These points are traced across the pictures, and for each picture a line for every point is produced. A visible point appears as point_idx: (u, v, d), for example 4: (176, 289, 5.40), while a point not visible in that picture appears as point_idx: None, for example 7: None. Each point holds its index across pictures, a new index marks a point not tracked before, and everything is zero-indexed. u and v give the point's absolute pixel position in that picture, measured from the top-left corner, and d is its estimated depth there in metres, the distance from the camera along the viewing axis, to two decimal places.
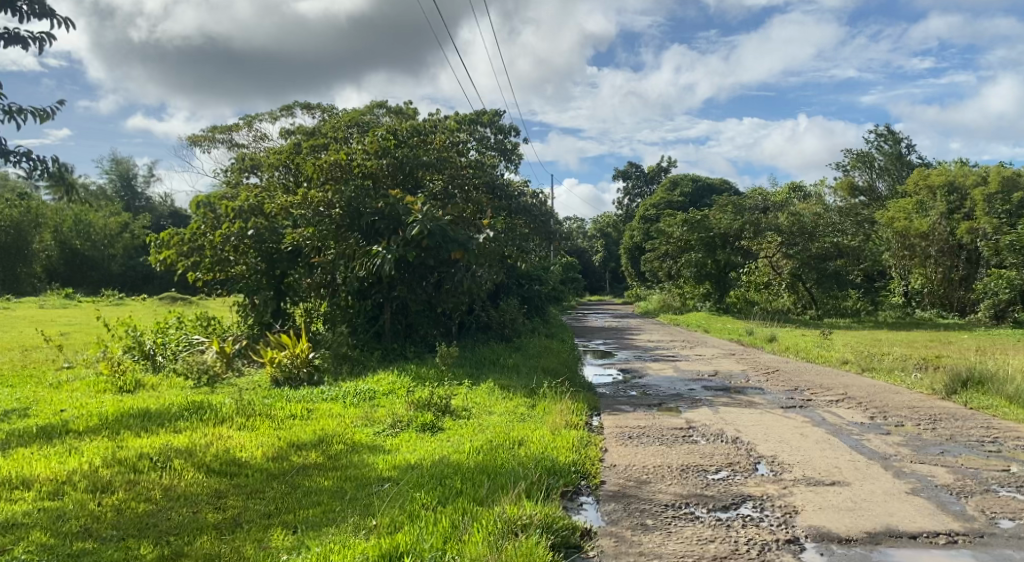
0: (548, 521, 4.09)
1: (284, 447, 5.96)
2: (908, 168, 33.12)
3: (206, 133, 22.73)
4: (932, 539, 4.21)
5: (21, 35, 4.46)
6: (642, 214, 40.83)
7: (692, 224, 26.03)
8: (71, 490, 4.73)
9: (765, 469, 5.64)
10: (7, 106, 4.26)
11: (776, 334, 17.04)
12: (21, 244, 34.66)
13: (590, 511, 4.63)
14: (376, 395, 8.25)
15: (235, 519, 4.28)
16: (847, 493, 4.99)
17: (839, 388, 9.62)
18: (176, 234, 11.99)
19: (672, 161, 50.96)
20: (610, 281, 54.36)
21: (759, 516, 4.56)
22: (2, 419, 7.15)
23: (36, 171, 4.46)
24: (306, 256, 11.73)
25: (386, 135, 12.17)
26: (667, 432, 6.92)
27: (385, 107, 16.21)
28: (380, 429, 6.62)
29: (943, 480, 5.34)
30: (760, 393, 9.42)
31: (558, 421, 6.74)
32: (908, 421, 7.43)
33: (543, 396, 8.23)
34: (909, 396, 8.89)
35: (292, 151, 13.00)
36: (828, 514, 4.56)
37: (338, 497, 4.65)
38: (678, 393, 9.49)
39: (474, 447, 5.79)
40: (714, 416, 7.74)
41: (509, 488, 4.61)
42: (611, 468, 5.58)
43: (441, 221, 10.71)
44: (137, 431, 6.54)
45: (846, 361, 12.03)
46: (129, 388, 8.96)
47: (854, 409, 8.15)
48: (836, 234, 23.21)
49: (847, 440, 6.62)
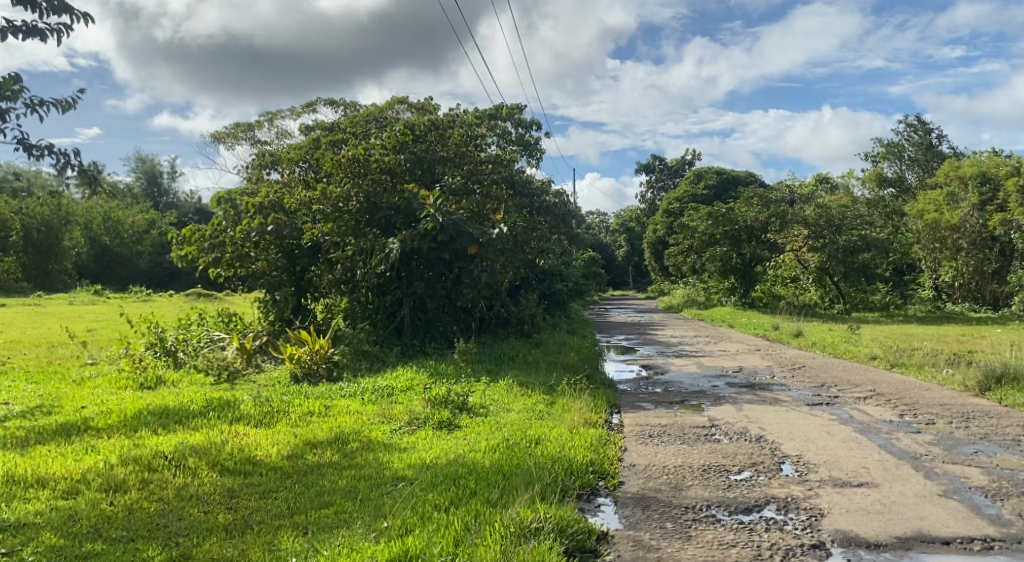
0: (562, 524, 3.97)
1: (299, 444, 5.91)
2: (939, 158, 32.45)
3: (230, 130, 22.81)
4: (967, 546, 4.02)
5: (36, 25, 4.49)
6: (666, 209, 40.55)
7: (716, 218, 25.67)
8: (86, 489, 4.72)
9: (790, 469, 5.47)
10: (30, 100, 4.28)
11: (803, 328, 16.76)
12: (52, 242, 35.51)
13: (607, 513, 4.51)
14: (394, 392, 8.19)
15: (245, 520, 4.22)
16: (876, 495, 4.81)
17: (868, 384, 9.38)
18: (197, 230, 12.02)
19: (697, 154, 50.38)
20: (633, 276, 54.22)
21: (784, 519, 4.40)
22: (25, 415, 7.20)
23: (62, 164, 4.49)
24: (326, 252, 11.81)
25: (404, 130, 12.08)
26: (689, 431, 6.77)
27: (407, 102, 16.03)
28: (397, 426, 6.57)
29: (978, 482, 5.14)
30: (785, 389, 9.22)
31: (577, 419, 6.64)
32: (940, 419, 7.19)
33: (562, 392, 8.14)
34: (940, 393, 8.62)
35: (311, 146, 13.02)
36: (856, 517, 4.39)
37: (351, 497, 4.58)
38: (702, 389, 9.32)
39: (490, 447, 5.70)
40: (738, 414, 7.55)
41: (523, 489, 4.50)
42: (630, 467, 5.46)
43: (456, 213, 10.63)
44: (155, 428, 6.55)
45: (875, 356, 11.75)
46: (150, 384, 9.01)
47: (883, 407, 7.91)
48: (865, 226, 22.88)
49: (876, 438, 6.43)
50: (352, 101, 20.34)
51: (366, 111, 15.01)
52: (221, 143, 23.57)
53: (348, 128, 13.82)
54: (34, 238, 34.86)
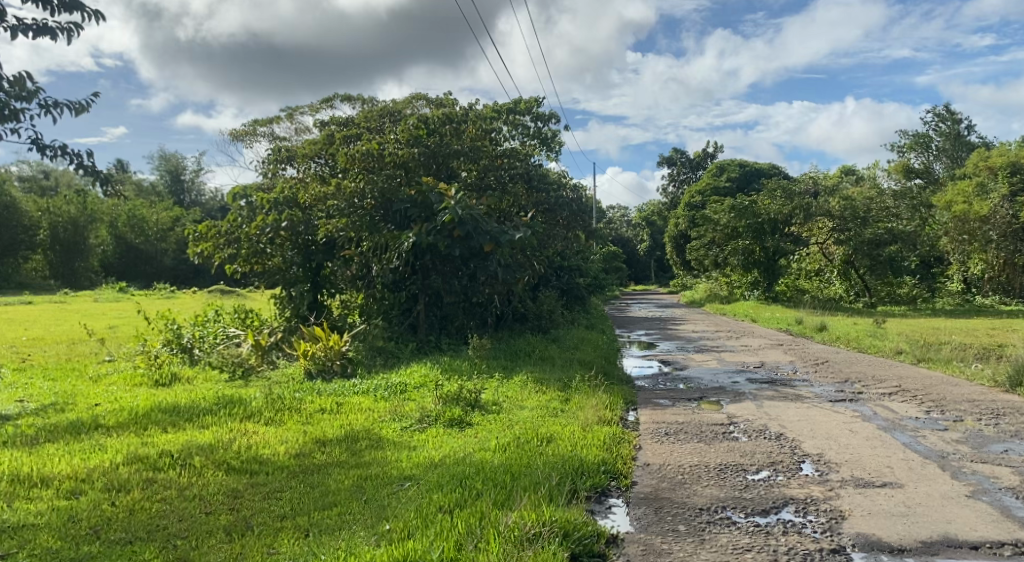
0: (567, 527, 3.83)
1: (307, 443, 5.83)
2: (968, 147, 31.81)
3: (248, 126, 22.85)
4: (997, 551, 3.82)
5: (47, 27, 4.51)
6: (688, 202, 40.15)
7: (739, 210, 25.16)
8: (88, 489, 4.68)
9: (811, 468, 5.28)
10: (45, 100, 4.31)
11: (827, 322, 16.45)
12: (79, 239, 35.97)
13: (618, 515, 4.35)
14: (407, 389, 8.07)
15: (246, 521, 4.14)
16: (900, 496, 4.61)
17: (893, 380, 9.12)
18: (213, 226, 12.01)
19: (719, 147, 49.73)
20: (656, 271, 53.81)
21: (802, 522, 4.23)
22: (38, 413, 7.20)
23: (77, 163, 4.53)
24: (340, 247, 11.74)
25: (418, 123, 11.90)
26: (707, 428, 6.58)
27: (426, 97, 15.48)
28: (407, 424, 6.45)
29: (1008, 482, 4.91)
30: (808, 385, 8.98)
31: (590, 417, 6.47)
32: (969, 416, 6.93)
33: (577, 389, 7.99)
34: (968, 389, 8.34)
35: (326, 141, 12.79)
36: (879, 520, 4.20)
37: (355, 498, 4.48)
38: (721, 385, 9.10)
39: (501, 445, 5.56)
40: (758, 411, 7.35)
41: (529, 490, 4.37)
42: (645, 467, 5.30)
43: (474, 208, 10.45)
44: (165, 427, 6.49)
45: (901, 351, 11.44)
46: (165, 381, 8.99)
47: (909, 403, 7.66)
48: (891, 218, 22.79)
49: (901, 436, 6.20)
50: (369, 97, 20.21)
51: (384, 105, 14.78)
52: (240, 140, 23.62)
53: (363, 123, 13.68)
54: (61, 236, 35.45)
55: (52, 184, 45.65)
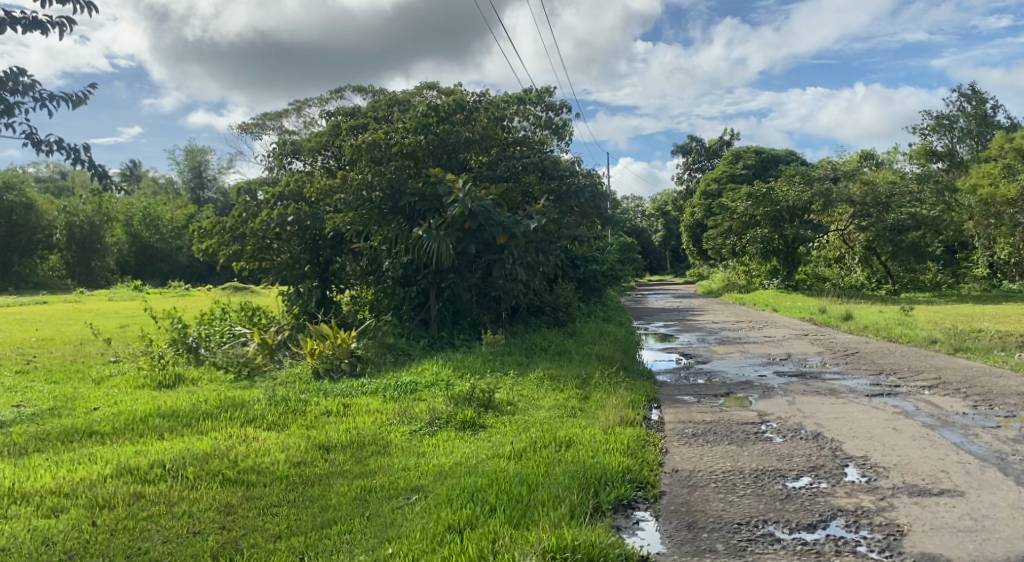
0: (592, 553, 3.40)
1: (310, 449, 5.43)
2: (993, 128, 31.01)
3: (257, 120, 22.38)
4: None
5: (39, 18, 3.94)
6: (703, 190, 39.54)
7: (756, 198, 24.24)
8: (70, 506, 4.34)
9: (856, 474, 4.81)
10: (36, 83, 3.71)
11: (853, 311, 15.85)
12: (96, 238, 36.09)
13: (647, 531, 3.93)
14: (418, 388, 7.67)
15: (235, 543, 3.75)
16: (963, 507, 4.12)
17: (932, 371, 8.60)
18: (217, 222, 11.66)
19: (734, 135, 49.05)
20: (671, 260, 53.28)
21: (857, 539, 3.77)
22: (32, 419, 6.86)
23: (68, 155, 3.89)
24: (350, 241, 11.36)
25: (426, 111, 11.34)
26: (737, 429, 6.11)
27: (437, 86, 14.81)
28: (416, 427, 6.04)
29: None
30: (841, 379, 8.46)
31: (611, 418, 6.01)
32: (1020, 411, 6.42)
33: (596, 386, 7.53)
34: (1016, 381, 7.77)
35: (332, 132, 12.23)
36: (944, 537, 3.73)
37: (357, 513, 4.08)
38: (749, 379, 8.62)
39: (516, 450, 5.14)
40: (791, 408, 6.87)
41: (548, 507, 3.95)
42: (673, 474, 4.86)
43: (485, 200, 9.93)
44: (162, 433, 6.13)
45: (935, 340, 10.85)
46: (168, 384, 8.65)
47: (953, 397, 7.13)
48: (914, 202, 22.02)
49: (951, 436, 5.70)
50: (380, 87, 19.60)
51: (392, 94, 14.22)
52: (250, 133, 23.09)
53: (371, 113, 13.15)
54: (78, 235, 35.54)
55: (70, 185, 45.87)
